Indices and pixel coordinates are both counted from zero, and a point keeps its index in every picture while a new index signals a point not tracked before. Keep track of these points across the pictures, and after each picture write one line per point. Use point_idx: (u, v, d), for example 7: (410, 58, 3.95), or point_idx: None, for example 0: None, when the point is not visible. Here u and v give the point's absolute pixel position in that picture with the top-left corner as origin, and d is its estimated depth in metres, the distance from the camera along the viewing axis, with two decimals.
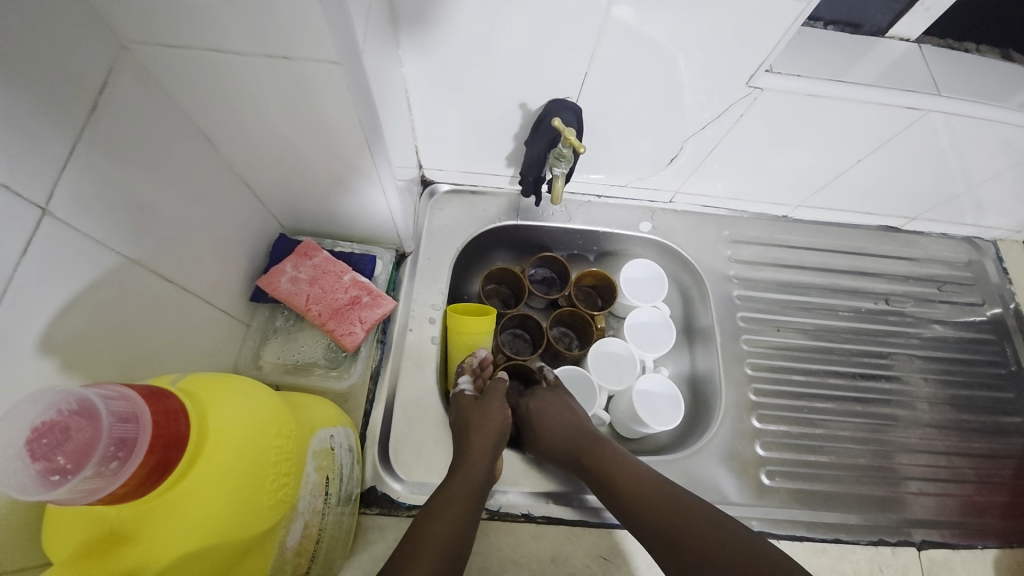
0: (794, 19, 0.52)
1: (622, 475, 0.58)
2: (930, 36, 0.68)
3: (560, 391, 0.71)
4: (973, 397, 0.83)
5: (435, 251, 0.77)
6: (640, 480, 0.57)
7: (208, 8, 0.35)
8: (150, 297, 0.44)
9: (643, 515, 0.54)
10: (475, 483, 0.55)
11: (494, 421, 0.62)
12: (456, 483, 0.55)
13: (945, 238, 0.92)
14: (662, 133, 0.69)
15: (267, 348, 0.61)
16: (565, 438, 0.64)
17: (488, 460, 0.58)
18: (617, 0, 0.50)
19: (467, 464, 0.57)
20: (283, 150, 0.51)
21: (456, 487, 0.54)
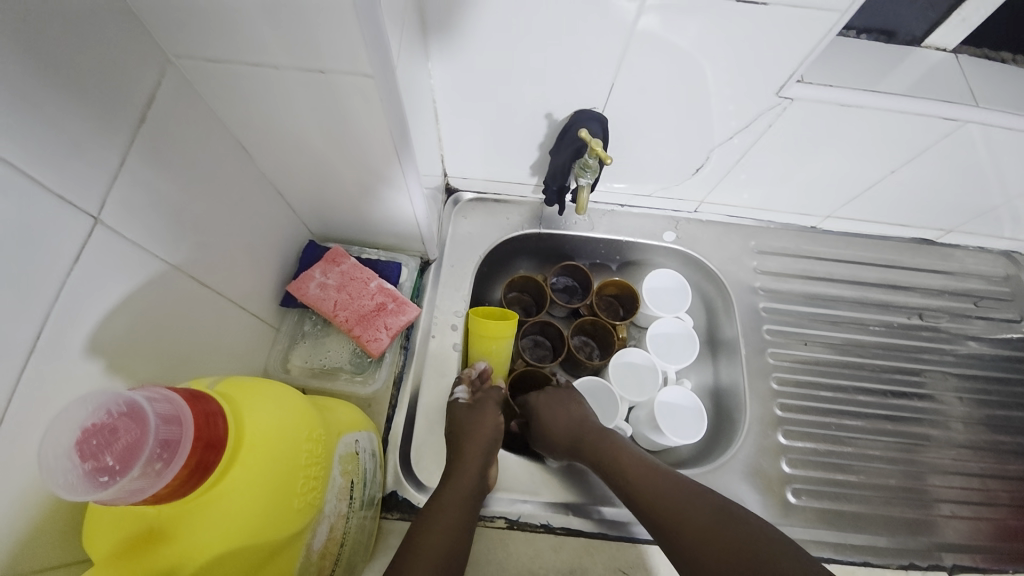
0: (827, 29, 0.51)
1: (631, 472, 0.58)
2: (967, 46, 0.66)
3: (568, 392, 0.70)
4: (1010, 417, 0.80)
5: (458, 259, 0.78)
6: (650, 476, 0.57)
7: (250, 25, 0.36)
8: (188, 301, 0.45)
9: (653, 512, 0.54)
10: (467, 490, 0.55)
11: (486, 428, 0.61)
12: (450, 491, 0.54)
13: (982, 252, 0.88)
14: (687, 143, 0.68)
15: (296, 352, 0.62)
16: (571, 434, 0.64)
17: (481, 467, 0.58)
18: (644, 13, 0.50)
19: (460, 471, 0.57)
20: (314, 160, 0.52)
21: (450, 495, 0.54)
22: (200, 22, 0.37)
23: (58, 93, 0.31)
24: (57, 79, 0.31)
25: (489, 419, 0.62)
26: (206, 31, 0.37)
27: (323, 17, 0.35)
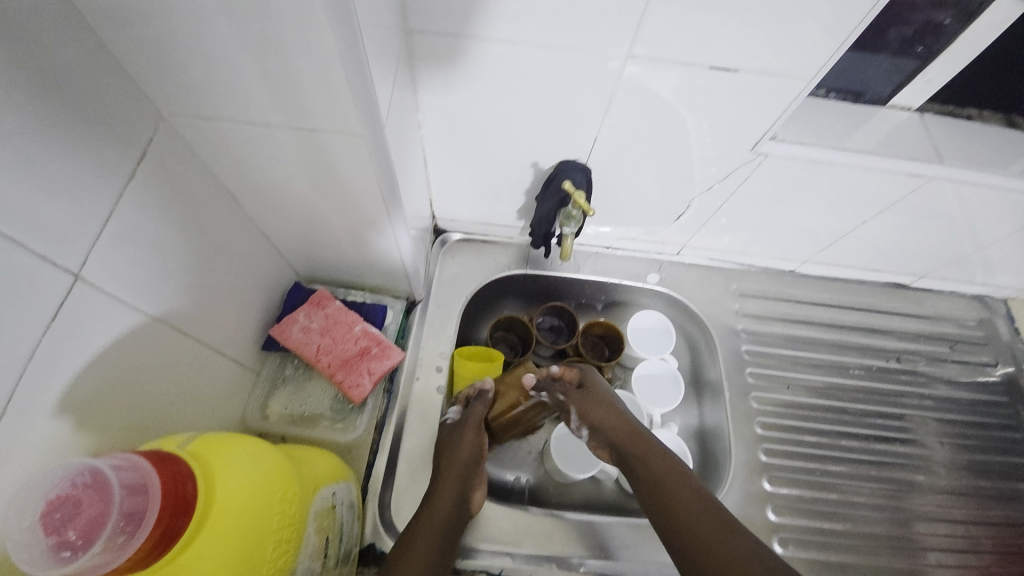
0: (795, 95, 0.54)
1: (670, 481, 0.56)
2: (933, 102, 0.68)
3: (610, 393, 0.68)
4: (990, 462, 0.80)
5: (444, 300, 0.78)
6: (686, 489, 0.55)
7: (245, 86, 0.38)
8: (163, 351, 0.45)
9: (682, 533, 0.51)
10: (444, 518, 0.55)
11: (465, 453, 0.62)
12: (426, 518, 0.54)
13: (953, 296, 0.91)
14: (669, 191, 0.71)
15: (275, 397, 0.61)
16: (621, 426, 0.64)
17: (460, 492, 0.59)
18: (628, 62, 0.52)
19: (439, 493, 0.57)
20: (302, 207, 0.53)
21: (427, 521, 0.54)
22: (196, 83, 0.38)
23: (49, 154, 0.32)
24: (48, 140, 0.32)
25: (467, 439, 0.63)
26: (201, 92, 0.39)
27: (315, 79, 0.36)
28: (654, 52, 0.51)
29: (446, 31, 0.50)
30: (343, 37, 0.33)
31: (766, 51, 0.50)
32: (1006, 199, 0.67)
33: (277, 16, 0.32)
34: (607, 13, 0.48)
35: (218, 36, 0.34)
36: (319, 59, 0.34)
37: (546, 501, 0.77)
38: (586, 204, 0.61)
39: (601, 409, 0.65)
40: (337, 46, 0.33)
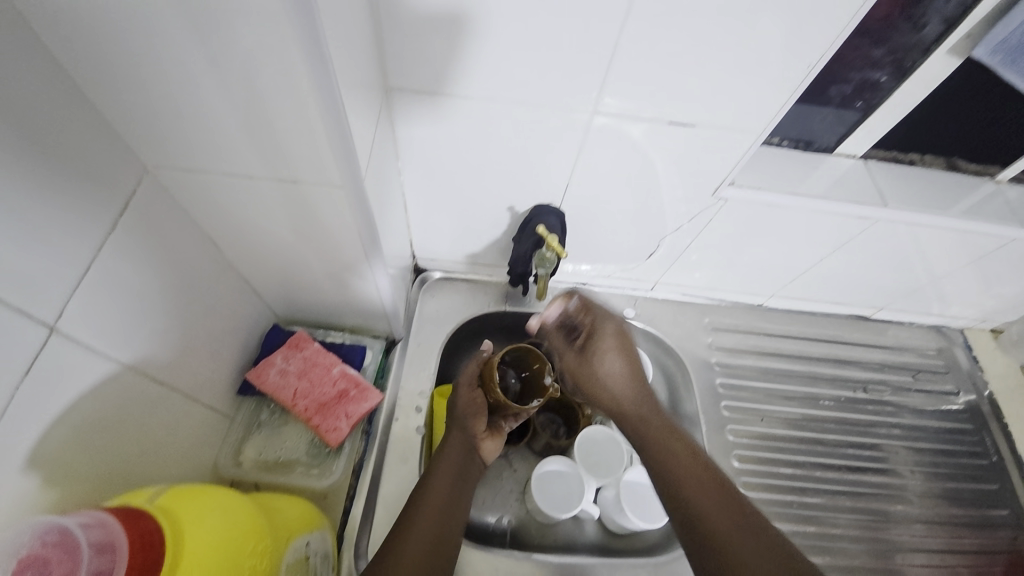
0: (747, 147, 0.59)
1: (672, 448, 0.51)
2: (880, 149, 0.74)
3: (622, 340, 0.58)
4: (960, 489, 0.83)
5: (424, 338, 0.78)
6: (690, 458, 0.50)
7: (230, 139, 0.39)
8: (135, 399, 0.44)
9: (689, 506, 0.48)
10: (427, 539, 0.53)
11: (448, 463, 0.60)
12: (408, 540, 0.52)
13: (913, 326, 0.95)
14: (640, 230, 0.74)
15: (249, 443, 0.60)
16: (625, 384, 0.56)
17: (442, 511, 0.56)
18: (597, 112, 0.56)
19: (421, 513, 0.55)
20: (282, 251, 0.54)
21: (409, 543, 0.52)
22: (183, 138, 0.40)
23: (33, 211, 0.33)
24: (33, 196, 0.33)
25: (464, 394, 0.65)
26: (188, 146, 0.40)
27: (297, 132, 0.38)
28: (617, 107, 0.55)
29: (425, 84, 0.53)
30: (326, 96, 0.35)
31: (720, 105, 0.55)
32: (949, 237, 0.72)
33: (264, 79, 0.34)
34: (574, 70, 0.52)
35: (207, 96, 0.36)
36: (303, 115, 0.37)
37: (528, 543, 0.77)
38: (559, 247, 0.65)
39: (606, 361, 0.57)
40: (317, 102, 0.35)
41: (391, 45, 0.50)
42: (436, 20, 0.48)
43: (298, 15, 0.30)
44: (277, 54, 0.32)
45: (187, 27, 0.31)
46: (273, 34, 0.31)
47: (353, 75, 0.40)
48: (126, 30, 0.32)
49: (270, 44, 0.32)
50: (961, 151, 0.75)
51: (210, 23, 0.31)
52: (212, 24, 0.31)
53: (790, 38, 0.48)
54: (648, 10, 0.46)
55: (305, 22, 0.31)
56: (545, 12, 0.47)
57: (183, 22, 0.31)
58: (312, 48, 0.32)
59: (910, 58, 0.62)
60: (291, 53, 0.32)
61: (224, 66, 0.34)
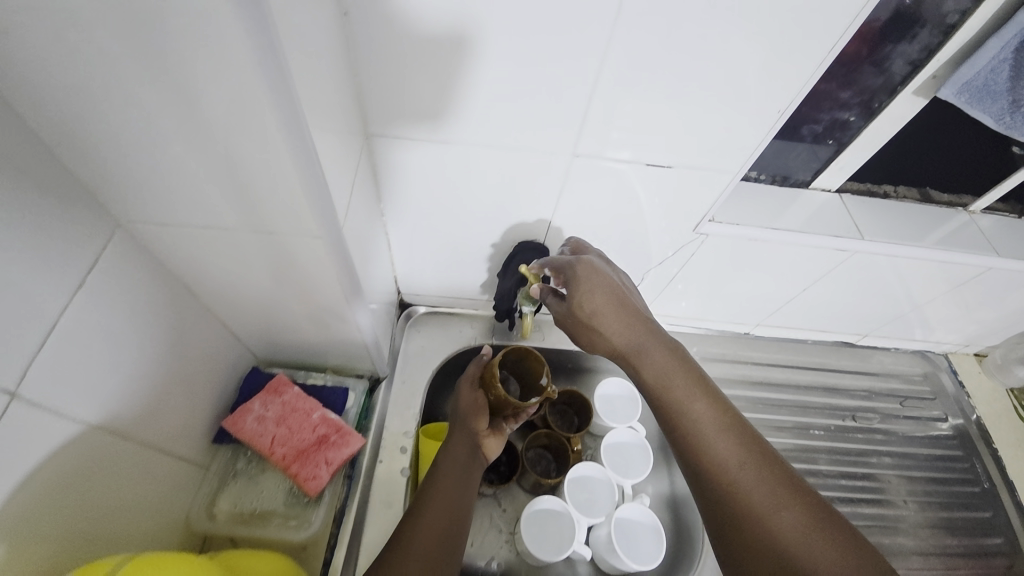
0: (725, 185, 0.60)
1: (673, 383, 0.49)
2: (854, 181, 0.75)
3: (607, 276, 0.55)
4: (953, 518, 0.82)
5: (409, 375, 0.77)
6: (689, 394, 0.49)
7: (206, 193, 0.39)
8: (98, 459, 0.42)
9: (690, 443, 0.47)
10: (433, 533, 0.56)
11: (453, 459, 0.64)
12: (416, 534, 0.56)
13: (899, 352, 0.96)
14: (625, 264, 0.74)
15: (224, 494, 0.57)
16: (620, 314, 0.53)
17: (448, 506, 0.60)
18: (577, 153, 0.57)
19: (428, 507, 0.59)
20: (260, 296, 0.53)
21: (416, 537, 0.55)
22: (155, 191, 0.39)
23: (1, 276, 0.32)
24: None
25: (466, 396, 0.69)
26: (160, 198, 0.40)
27: (274, 187, 0.38)
28: (596, 148, 0.56)
29: (405, 127, 0.54)
30: (299, 149, 0.35)
31: (697, 148, 0.56)
32: (926, 266, 0.73)
33: (236, 135, 0.34)
34: (554, 113, 0.52)
35: (179, 151, 0.36)
36: (277, 168, 0.36)
37: None
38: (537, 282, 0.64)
39: (596, 294, 0.54)
40: (293, 157, 0.35)
41: (370, 92, 0.50)
42: (415, 67, 0.48)
43: (267, 73, 0.30)
44: (248, 111, 0.32)
45: (157, 86, 0.31)
46: (242, 91, 0.31)
47: (329, 127, 0.40)
48: (95, 91, 0.32)
49: (240, 101, 0.32)
50: (932, 182, 0.77)
51: (179, 82, 0.31)
52: (182, 83, 0.31)
53: (760, 84, 0.50)
54: (623, 59, 0.47)
55: (274, 80, 0.31)
56: (523, 60, 0.48)
57: (152, 82, 0.31)
58: (282, 105, 0.32)
59: (877, 99, 0.64)
60: (262, 110, 0.32)
61: (196, 122, 0.34)
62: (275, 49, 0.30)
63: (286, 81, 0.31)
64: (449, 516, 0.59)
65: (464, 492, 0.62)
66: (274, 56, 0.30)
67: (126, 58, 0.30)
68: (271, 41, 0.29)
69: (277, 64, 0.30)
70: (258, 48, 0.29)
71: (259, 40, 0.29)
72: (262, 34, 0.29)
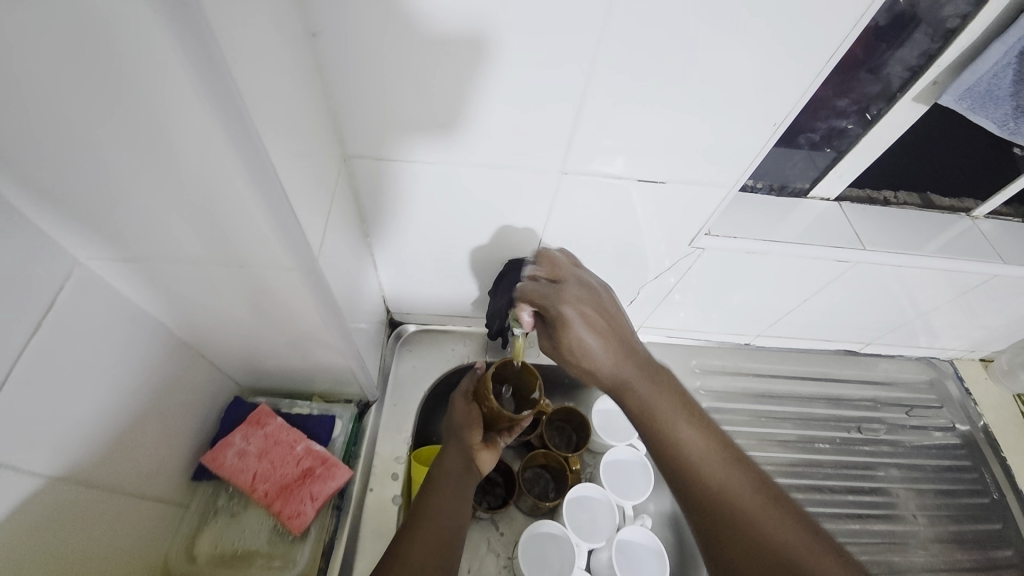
0: (721, 199, 0.58)
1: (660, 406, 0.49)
2: (854, 188, 0.73)
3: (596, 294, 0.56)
4: (963, 532, 0.80)
5: (400, 397, 0.74)
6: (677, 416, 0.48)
7: (166, 229, 0.37)
8: (58, 513, 0.41)
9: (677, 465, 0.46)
10: (433, 541, 0.54)
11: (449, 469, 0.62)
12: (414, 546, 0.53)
13: (904, 359, 0.94)
14: (622, 278, 0.71)
15: (204, 535, 0.55)
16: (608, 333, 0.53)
17: (448, 515, 0.58)
18: (567, 169, 0.54)
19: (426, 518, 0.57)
20: (235, 326, 0.51)
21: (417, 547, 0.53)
22: (118, 233, 0.37)
23: None
24: None
25: (460, 410, 0.69)
26: (125, 240, 0.38)
27: (238, 220, 0.36)
28: (586, 164, 0.54)
29: (386, 146, 0.52)
30: (264, 185, 0.34)
31: (690, 163, 0.54)
32: (930, 275, 0.71)
33: (197, 174, 0.33)
34: (541, 130, 0.50)
35: (132, 188, 0.34)
36: (239, 203, 0.34)
37: None
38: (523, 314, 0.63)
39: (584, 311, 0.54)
40: (250, 188, 0.33)
41: (348, 111, 0.48)
42: (394, 84, 0.46)
43: (223, 111, 0.29)
44: (207, 150, 0.31)
45: (111, 129, 0.30)
46: (199, 130, 0.30)
47: (298, 156, 0.38)
48: (45, 140, 0.30)
49: (198, 141, 0.31)
50: (933, 186, 0.75)
51: (134, 123, 0.30)
52: (137, 124, 0.30)
53: (755, 95, 0.48)
54: (611, 73, 0.45)
55: (231, 118, 0.30)
56: (506, 75, 0.45)
57: (106, 125, 0.30)
58: (242, 143, 0.31)
59: (875, 106, 0.62)
60: (222, 150, 0.31)
61: (155, 163, 0.32)
62: (230, 89, 0.28)
63: (245, 120, 0.30)
64: (448, 523, 0.57)
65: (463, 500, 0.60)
66: (230, 95, 0.29)
67: (73, 101, 0.28)
68: (225, 80, 0.28)
69: (235, 103, 0.29)
70: (210, 86, 0.28)
71: (210, 78, 0.28)
72: (214, 72, 0.27)
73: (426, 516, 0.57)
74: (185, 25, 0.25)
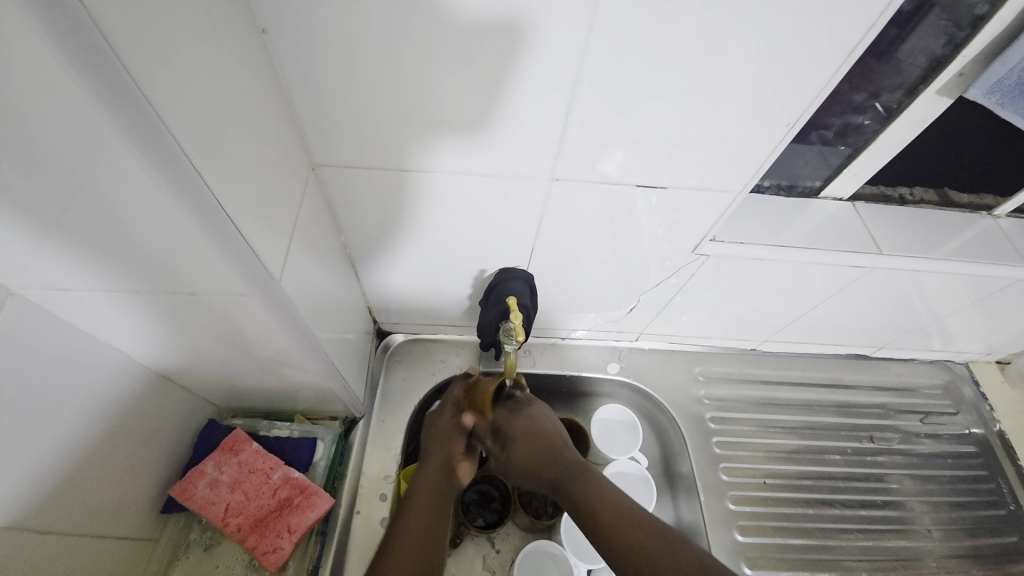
0: (728, 203, 0.54)
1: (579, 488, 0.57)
2: (870, 185, 0.68)
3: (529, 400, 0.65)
4: (979, 546, 0.76)
5: (389, 411, 0.70)
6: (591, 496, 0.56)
7: (102, 260, 0.34)
8: (23, 561, 0.39)
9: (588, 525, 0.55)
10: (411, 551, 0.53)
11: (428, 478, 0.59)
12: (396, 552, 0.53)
13: (918, 363, 0.89)
14: (622, 285, 0.67)
15: (177, 568, 0.55)
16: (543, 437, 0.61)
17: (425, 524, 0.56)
18: (559, 173, 0.50)
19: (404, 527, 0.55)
20: (195, 352, 0.47)
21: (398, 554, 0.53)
22: (38, 270, 0.34)
23: None
24: None
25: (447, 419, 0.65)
26: (49, 277, 0.34)
27: (181, 246, 0.33)
28: (577, 170, 0.50)
29: (361, 152, 0.48)
30: (201, 205, 0.31)
31: (692, 167, 0.50)
32: (950, 279, 0.66)
33: (115, 197, 0.29)
34: (530, 136, 0.46)
35: (49, 222, 0.30)
36: (176, 227, 0.32)
37: None
38: (520, 333, 0.58)
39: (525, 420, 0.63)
40: (188, 211, 0.31)
41: (317, 114, 0.44)
42: (367, 84, 0.42)
43: (133, 121, 0.26)
44: (118, 165, 0.27)
45: (10, 171, 0.26)
46: (103, 145, 0.26)
47: (240, 170, 0.34)
48: None
49: (104, 157, 0.27)
50: (952, 182, 0.70)
51: (25, 157, 0.26)
52: (36, 158, 0.26)
53: (767, 94, 0.43)
54: (602, 71, 0.41)
55: (136, 125, 0.26)
56: (486, 74, 0.41)
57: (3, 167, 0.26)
58: (156, 149, 0.27)
59: (895, 100, 0.57)
60: (134, 163, 0.28)
61: (71, 199, 0.29)
62: (129, 88, 0.25)
63: (154, 124, 0.27)
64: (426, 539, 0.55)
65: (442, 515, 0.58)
66: (135, 103, 0.26)
67: None
68: (122, 80, 0.25)
69: (143, 107, 0.26)
70: (105, 91, 0.25)
71: (105, 82, 0.24)
72: (108, 74, 0.24)
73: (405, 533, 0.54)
74: (70, 32, 0.22)
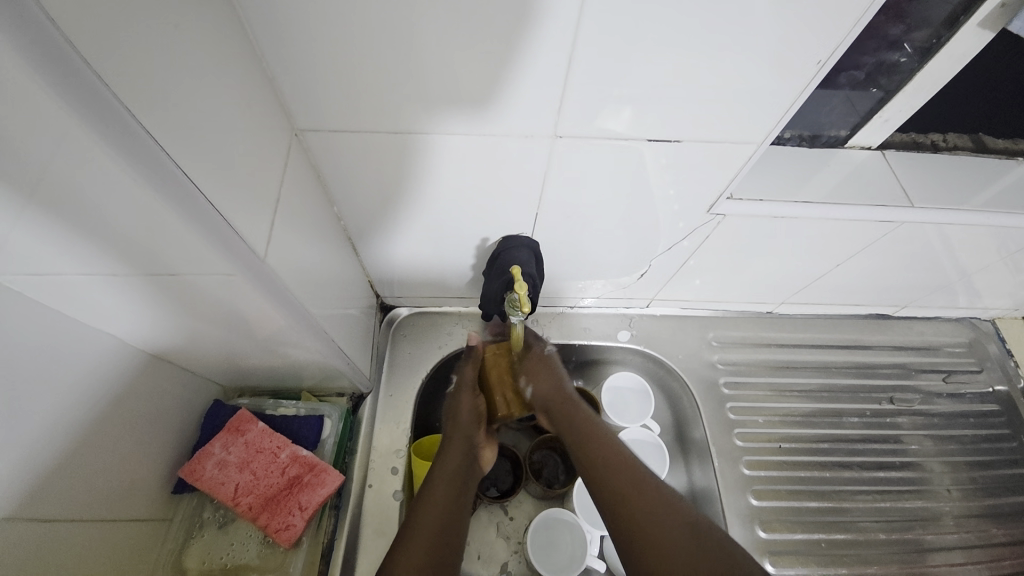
0: (747, 158, 0.50)
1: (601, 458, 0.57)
2: (899, 132, 0.63)
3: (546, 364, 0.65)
4: (999, 505, 0.75)
5: (396, 385, 0.69)
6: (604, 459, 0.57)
7: (71, 242, 0.31)
8: (35, 552, 0.39)
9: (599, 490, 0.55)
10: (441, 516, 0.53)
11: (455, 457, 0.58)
12: (422, 518, 0.52)
13: (941, 321, 0.86)
14: (632, 250, 0.64)
15: (192, 548, 0.55)
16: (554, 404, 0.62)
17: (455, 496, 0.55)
18: (561, 131, 0.46)
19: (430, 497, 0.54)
20: (191, 335, 0.46)
21: (426, 519, 0.52)
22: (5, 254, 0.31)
23: None
24: None
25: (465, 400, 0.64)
26: (21, 262, 0.32)
27: (152, 227, 0.31)
28: (581, 127, 0.46)
29: (348, 116, 0.44)
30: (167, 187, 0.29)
31: (705, 123, 0.46)
32: (984, 233, 0.62)
33: (74, 179, 0.27)
34: (528, 95, 0.42)
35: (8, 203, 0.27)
36: (145, 210, 0.29)
37: None
38: (527, 304, 0.55)
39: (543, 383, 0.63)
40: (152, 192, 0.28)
41: (295, 73, 0.40)
42: (345, 39, 0.38)
43: (76, 97, 0.23)
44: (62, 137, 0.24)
45: None
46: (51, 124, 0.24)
47: (207, 142, 0.31)
48: None
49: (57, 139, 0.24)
50: (987, 126, 0.65)
51: None
52: None
53: (792, 39, 0.39)
54: (605, 20, 0.37)
55: (76, 93, 0.23)
56: (477, 27, 0.37)
57: None
58: (108, 124, 0.25)
59: (933, 36, 0.52)
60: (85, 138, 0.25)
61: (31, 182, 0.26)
62: (59, 46, 0.22)
63: (104, 98, 0.24)
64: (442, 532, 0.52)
65: (459, 513, 0.55)
66: (77, 75, 0.23)
67: None
68: (52, 43, 0.21)
69: (88, 81, 0.23)
70: (31, 51, 0.21)
71: (27, 39, 0.21)
72: (30, 28, 0.21)
73: (422, 521, 0.52)
74: None
